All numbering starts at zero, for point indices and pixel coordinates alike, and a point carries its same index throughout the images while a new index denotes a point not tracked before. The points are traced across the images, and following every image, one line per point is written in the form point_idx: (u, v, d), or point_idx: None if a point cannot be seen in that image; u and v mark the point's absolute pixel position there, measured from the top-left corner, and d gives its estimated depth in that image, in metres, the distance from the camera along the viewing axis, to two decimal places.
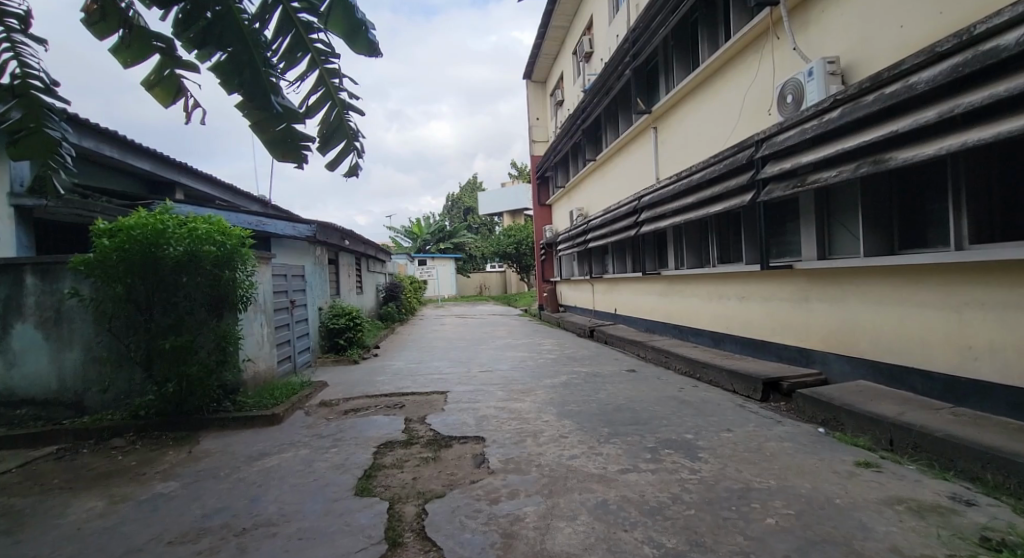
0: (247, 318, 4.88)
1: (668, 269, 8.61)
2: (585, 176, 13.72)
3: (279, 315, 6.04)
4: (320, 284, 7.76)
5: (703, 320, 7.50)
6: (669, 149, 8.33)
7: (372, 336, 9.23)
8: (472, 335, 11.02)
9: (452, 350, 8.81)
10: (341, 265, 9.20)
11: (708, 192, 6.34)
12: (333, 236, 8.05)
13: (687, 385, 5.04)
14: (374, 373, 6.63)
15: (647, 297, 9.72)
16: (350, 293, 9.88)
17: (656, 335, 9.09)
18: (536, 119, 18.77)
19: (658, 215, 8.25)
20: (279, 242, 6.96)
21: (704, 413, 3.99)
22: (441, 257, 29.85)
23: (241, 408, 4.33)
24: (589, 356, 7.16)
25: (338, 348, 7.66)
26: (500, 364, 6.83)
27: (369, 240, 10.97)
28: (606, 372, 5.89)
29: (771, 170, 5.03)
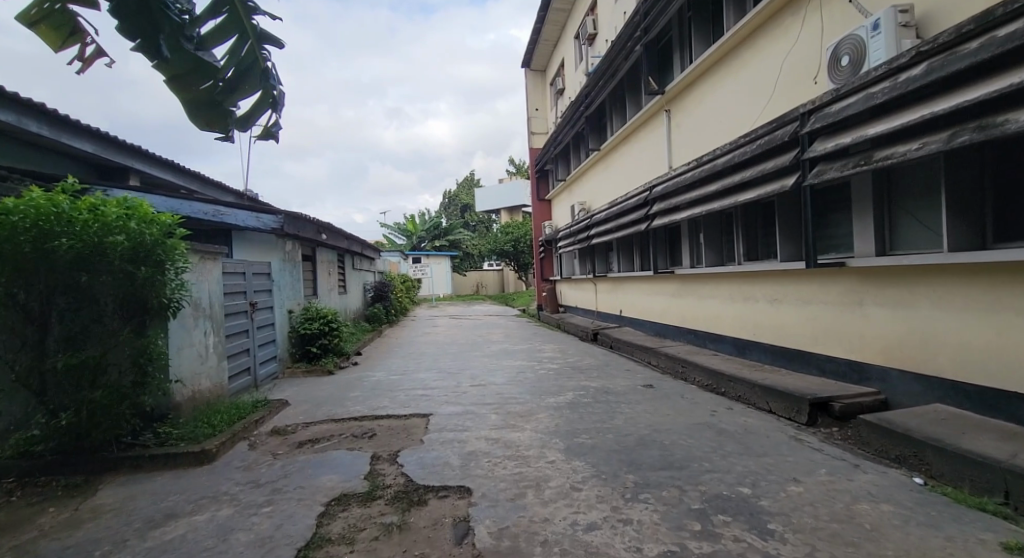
0: (182, 326, 3.98)
1: (682, 268, 7.74)
2: (587, 168, 12.84)
3: (235, 321, 5.16)
4: (292, 285, 6.86)
5: (725, 325, 6.64)
6: (684, 134, 7.45)
7: (354, 341, 8.35)
8: (466, 339, 10.15)
9: (442, 357, 7.94)
10: (319, 262, 8.31)
11: (736, 178, 5.46)
12: (307, 229, 7.16)
13: (719, 408, 4.18)
14: (349, 388, 5.73)
15: (657, 298, 8.87)
16: (330, 293, 8.98)
17: (668, 340, 8.23)
18: (535, 111, 17.90)
19: (671, 207, 7.37)
20: (240, 235, 6.07)
21: (753, 450, 3.12)
22: (437, 255, 28.97)
23: (165, 440, 3.46)
24: (596, 367, 6.29)
25: (311, 357, 6.77)
26: (495, 376, 5.95)
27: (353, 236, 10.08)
28: (618, 388, 5.01)
29: (822, 147, 4.15)
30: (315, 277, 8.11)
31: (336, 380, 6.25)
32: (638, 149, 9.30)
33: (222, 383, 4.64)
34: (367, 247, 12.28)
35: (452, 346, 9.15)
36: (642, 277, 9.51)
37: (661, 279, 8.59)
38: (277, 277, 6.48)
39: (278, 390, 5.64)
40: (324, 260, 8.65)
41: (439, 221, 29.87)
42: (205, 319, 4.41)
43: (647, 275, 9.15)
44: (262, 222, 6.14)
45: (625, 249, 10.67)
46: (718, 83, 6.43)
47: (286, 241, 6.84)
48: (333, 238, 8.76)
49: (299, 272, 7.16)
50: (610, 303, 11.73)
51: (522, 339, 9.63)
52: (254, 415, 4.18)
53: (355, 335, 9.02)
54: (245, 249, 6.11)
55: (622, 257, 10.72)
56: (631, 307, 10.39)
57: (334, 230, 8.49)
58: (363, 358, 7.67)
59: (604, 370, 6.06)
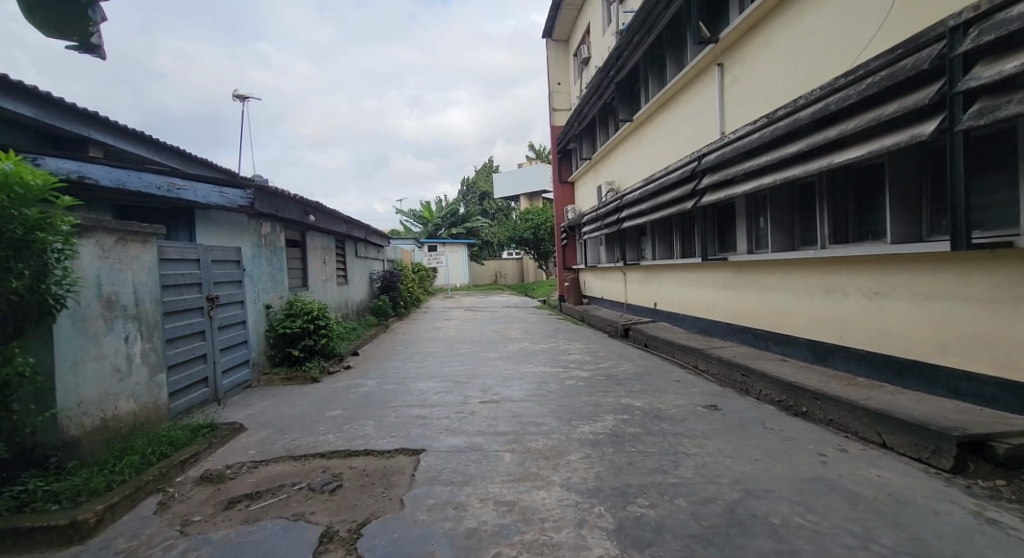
0: (77, 332, 2.90)
1: (738, 254, 6.44)
2: (616, 143, 11.48)
3: (184, 320, 4.12)
4: (271, 275, 5.80)
5: (798, 324, 5.35)
6: (743, 88, 6.09)
7: (349, 341, 7.29)
8: (480, 335, 9.03)
9: (451, 358, 6.84)
10: (309, 249, 7.25)
11: (830, 133, 4.11)
12: (288, 208, 6.07)
13: (828, 450, 2.94)
14: (330, 402, 4.63)
15: (703, 290, 7.59)
16: (325, 285, 7.91)
17: (717, 341, 6.95)
18: (558, 85, 16.50)
19: (726, 178, 6.04)
20: (204, 214, 5.00)
21: (933, 550, 1.88)
22: (453, 244, 27.92)
23: (28, 504, 2.37)
24: (635, 376, 5.08)
25: (294, 361, 5.72)
26: (511, 388, 4.81)
27: (352, 219, 8.99)
28: (672, 411, 3.81)
29: (988, 73, 2.81)
30: (304, 265, 7.06)
31: (318, 390, 5.16)
32: (681, 114, 7.95)
33: (158, 403, 3.59)
34: (372, 232, 11.20)
35: (463, 345, 8.03)
36: (684, 266, 8.21)
37: (710, 267, 7.30)
38: (250, 265, 5.42)
39: (242, 405, 4.57)
40: (316, 245, 7.60)
41: (456, 207, 28.90)
42: (126, 320, 3.34)
43: (690, 263, 7.87)
44: (227, 198, 5.05)
45: (662, 234, 9.37)
46: (797, 16, 5.04)
47: (264, 222, 5.77)
48: (327, 221, 7.68)
49: (281, 259, 6.11)
50: (643, 295, 10.46)
51: (543, 337, 8.46)
52: (186, 452, 3.09)
53: (352, 333, 7.98)
54: (210, 230, 5.04)
55: (658, 242, 9.41)
56: (668, 300, 9.13)
57: (328, 210, 7.39)
58: (358, 361, 6.60)
59: (648, 382, 4.86)
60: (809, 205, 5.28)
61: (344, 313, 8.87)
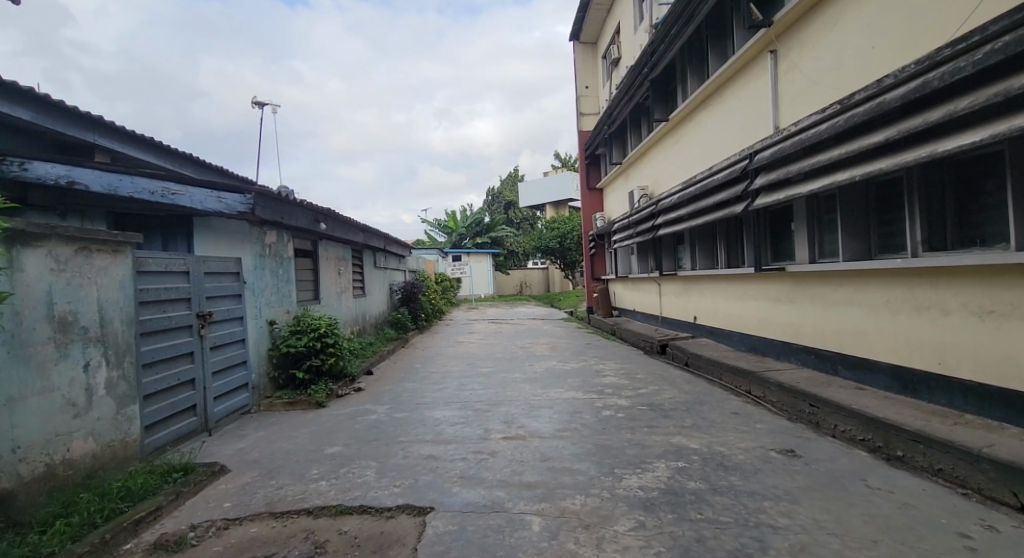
0: (13, 360, 2.39)
1: (798, 263, 5.66)
2: (650, 144, 10.75)
3: (168, 341, 3.63)
4: (276, 288, 5.31)
5: (879, 346, 4.55)
6: (804, 74, 5.33)
7: (361, 359, 6.76)
8: (505, 352, 8.39)
9: (473, 379, 6.22)
10: (321, 259, 6.76)
11: (931, 116, 3.35)
12: (295, 215, 5.57)
13: (971, 529, 2.17)
14: (332, 434, 4.05)
15: (754, 305, 6.80)
16: (340, 297, 7.44)
17: (772, 364, 6.12)
18: (586, 88, 15.91)
19: (785, 177, 5.27)
20: (202, 222, 4.53)
21: None
22: (478, 253, 27.45)
23: None
24: (685, 408, 4.35)
25: (299, 383, 5.19)
26: (539, 420, 4.14)
27: (370, 227, 8.50)
28: (739, 459, 3.09)
29: None
30: (315, 276, 6.59)
31: (322, 418, 4.59)
32: (726, 109, 7.19)
33: (126, 440, 3.07)
34: (393, 241, 10.72)
35: (486, 363, 7.40)
36: (730, 276, 7.42)
37: (764, 278, 6.50)
38: (251, 278, 4.93)
39: (235, 437, 4.04)
40: (329, 254, 7.11)
41: (482, 217, 28.49)
42: (86, 344, 2.85)
43: (738, 274, 7.09)
44: (225, 204, 4.55)
45: (704, 242, 8.59)
46: None
47: (269, 231, 5.28)
48: (342, 230, 7.22)
49: (287, 270, 5.62)
50: (683, 308, 9.65)
51: (573, 355, 7.77)
52: (145, 508, 2.55)
53: (366, 350, 7.45)
54: (208, 240, 4.55)
55: (699, 251, 8.63)
56: (711, 315, 8.33)
57: (342, 217, 6.92)
58: (370, 383, 6.04)
59: (701, 414, 4.13)
60: (890, 207, 4.51)
61: (359, 327, 8.37)
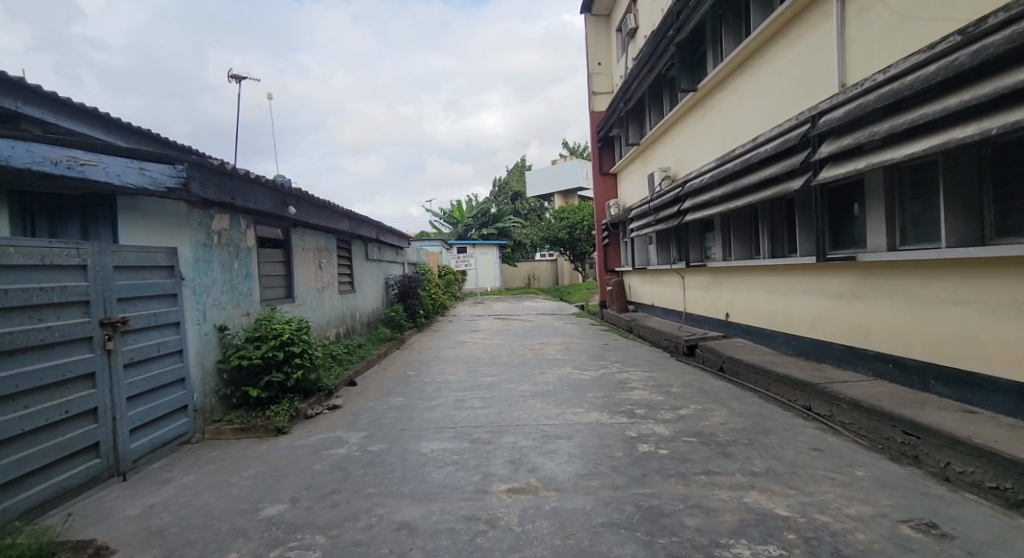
0: None
1: (873, 252, 4.61)
2: (674, 120, 9.60)
3: (48, 360, 2.66)
4: (228, 285, 4.30)
5: (1000, 357, 3.50)
6: (884, 11, 4.22)
7: (342, 369, 5.75)
8: (512, 355, 7.39)
9: (474, 391, 5.22)
10: (294, 249, 5.75)
11: None
12: (254, 196, 4.55)
13: None
14: (281, 479, 3.04)
15: (810, 302, 5.72)
16: (320, 293, 6.46)
17: (836, 375, 5.02)
18: (598, 65, 14.79)
19: (867, 141, 4.16)
20: (127, 202, 3.52)
21: None
22: (484, 244, 26.46)
23: None
24: (747, 442, 3.31)
25: (256, 403, 4.19)
26: (557, 460, 3.12)
27: (358, 214, 7.47)
28: (861, 544, 2.06)
29: None
30: (285, 269, 5.59)
31: (274, 452, 3.56)
32: (775, 68, 6.05)
33: None
34: (388, 230, 9.68)
35: (489, 370, 6.37)
36: (777, 268, 6.31)
37: (826, 269, 5.39)
38: (193, 274, 3.90)
39: (151, 485, 3.03)
40: (306, 244, 6.11)
41: (488, 207, 27.46)
42: None
43: (787, 265, 6.03)
44: (150, 178, 3.45)
45: (741, 228, 7.48)
46: None
47: (219, 214, 4.24)
48: (319, 216, 6.21)
49: (245, 263, 4.60)
50: (714, 304, 8.54)
51: (591, 359, 6.74)
52: None
53: (351, 358, 6.44)
54: (136, 224, 3.54)
55: (734, 238, 7.52)
56: (750, 312, 7.23)
57: (321, 201, 5.91)
58: (348, 398, 5.02)
59: (773, 453, 3.08)
60: (1018, 176, 3.44)
61: (344, 328, 7.40)
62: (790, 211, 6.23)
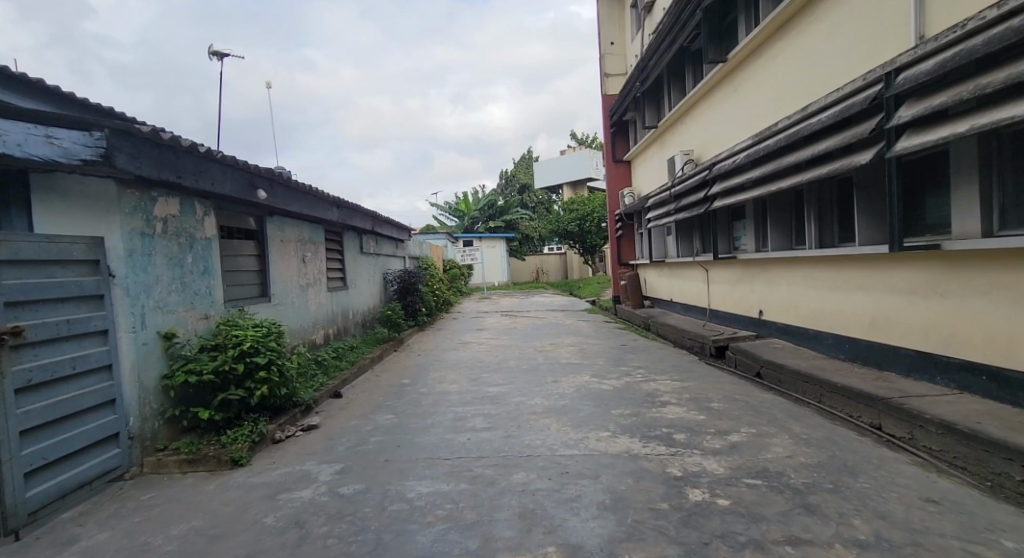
0: None
1: (961, 239, 3.77)
2: (701, 96, 8.73)
3: None
4: (177, 283, 3.54)
5: None
6: None
7: (325, 380, 5.01)
8: (521, 359, 6.64)
9: (477, 406, 4.47)
10: (269, 240, 4.99)
11: None
12: (211, 175, 3.79)
13: None
14: (215, 541, 2.29)
15: (871, 300, 4.90)
16: (304, 291, 5.72)
17: (909, 387, 4.19)
18: (610, 45, 13.98)
19: (966, 98, 3.30)
20: (42, 179, 2.73)
21: None
22: (491, 238, 25.71)
23: None
24: (832, 487, 2.52)
25: (212, 427, 3.45)
26: (583, 515, 2.36)
27: (349, 201, 6.73)
28: None
29: None
30: (258, 263, 4.85)
31: (220, 495, 2.80)
32: (830, 25, 5.17)
33: None
34: (385, 221, 8.94)
35: (495, 377, 5.60)
36: (830, 259, 5.47)
37: (894, 261, 4.57)
38: (129, 271, 3.15)
39: (44, 548, 2.28)
40: (285, 235, 5.35)
41: (495, 199, 26.67)
42: None
43: (841, 256, 5.21)
44: (61, 147, 2.65)
45: (779, 214, 6.65)
46: None
47: (165, 198, 3.47)
48: (300, 203, 5.44)
49: (202, 257, 3.85)
50: (747, 301, 7.71)
51: (610, 365, 5.96)
52: None
53: (339, 365, 5.69)
54: (56, 209, 2.79)
55: (772, 226, 6.69)
56: (792, 310, 6.39)
57: (300, 185, 5.14)
58: (326, 414, 4.26)
59: (876, 508, 2.28)
60: None
61: (334, 329, 6.67)
62: (847, 193, 5.38)
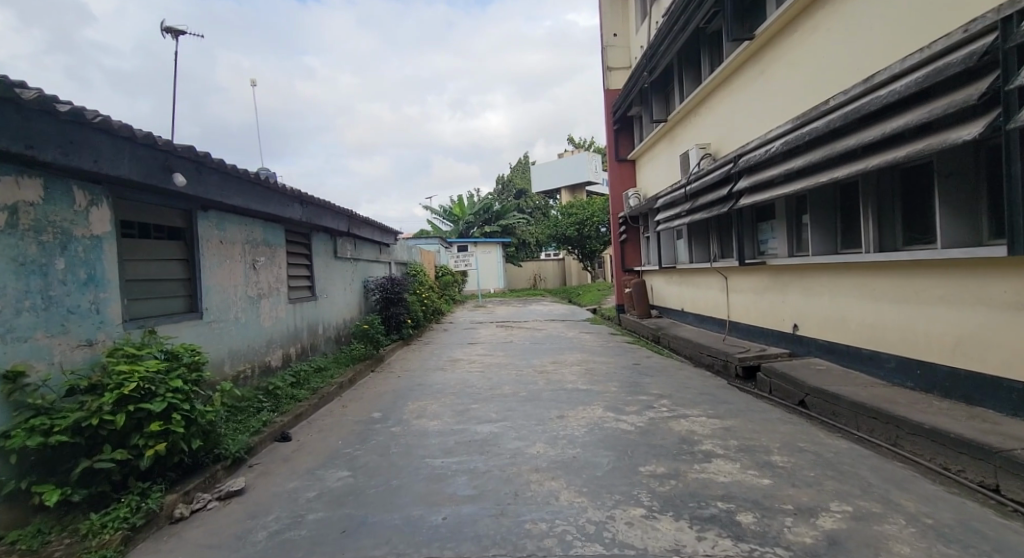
0: None
1: None
2: (720, 83, 7.78)
3: None
4: (32, 300, 2.50)
5: None
6: None
7: (270, 419, 3.97)
8: (518, 384, 5.59)
9: (461, 456, 3.42)
10: (201, 241, 3.95)
11: None
12: (95, 148, 2.74)
13: None
14: None
15: (965, 317, 3.90)
16: (252, 305, 4.68)
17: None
18: (613, 36, 13.12)
19: None
20: None
21: None
22: (486, 243, 24.71)
23: None
24: None
25: (73, 507, 2.38)
26: None
27: (315, 198, 5.70)
28: None
29: None
30: (184, 269, 3.79)
31: None
32: None
33: None
34: (364, 222, 7.93)
35: (486, 411, 4.55)
36: (903, 266, 4.48)
37: (1000, 268, 3.58)
38: None
39: None
40: (226, 236, 4.31)
41: (490, 203, 25.69)
42: None
43: (921, 261, 4.23)
44: None
45: (822, 213, 5.69)
46: None
47: (15, 177, 2.43)
48: (245, 195, 4.39)
49: (83, 261, 2.82)
50: (778, 314, 6.72)
51: (625, 393, 4.95)
52: None
53: (296, 395, 4.64)
54: None
55: (814, 227, 5.72)
56: (845, 327, 5.38)
57: (243, 172, 4.10)
58: (260, 471, 3.21)
59: None
60: None
61: (298, 347, 5.65)
62: (921, 185, 4.42)
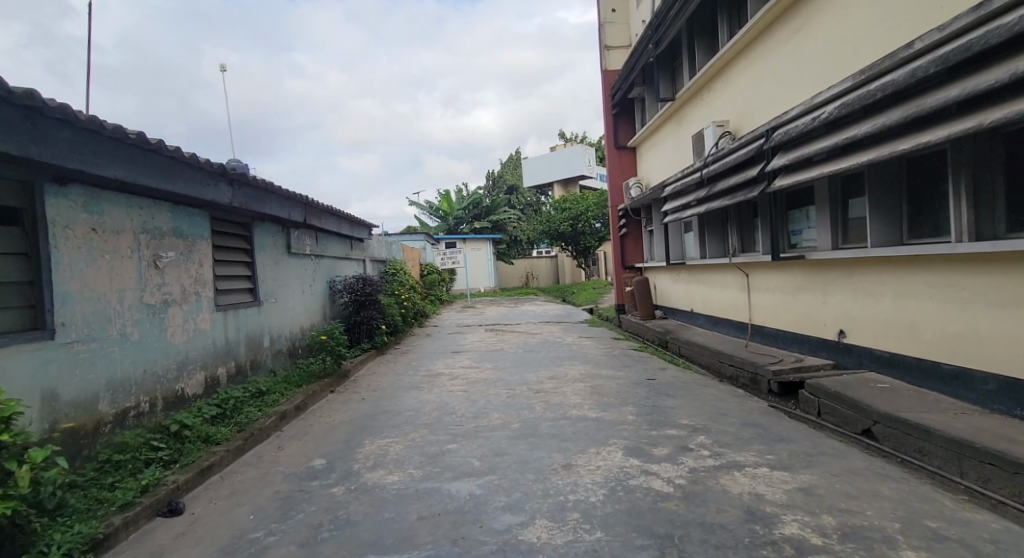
0: None
1: None
2: (745, 47, 6.68)
3: None
4: None
5: None
6: None
7: (156, 481, 2.80)
8: (509, 411, 4.43)
9: (423, 544, 2.27)
10: (52, 229, 2.74)
11: None
12: None
13: None
14: None
15: None
16: (152, 315, 3.49)
17: None
18: (611, 12, 11.99)
19: None
20: None
21: None
22: (476, 240, 23.53)
23: None
24: None
25: None
26: None
27: (250, 178, 4.49)
28: None
29: None
30: (21, 268, 2.59)
31: None
32: None
33: None
34: (327, 211, 6.71)
35: (466, 456, 3.40)
36: (1016, 259, 3.39)
37: None
38: None
39: None
40: (103, 222, 3.11)
41: (480, 198, 24.50)
42: None
43: None
44: None
45: (884, 196, 4.61)
46: None
47: None
48: (132, 166, 3.19)
49: None
50: (818, 318, 5.64)
51: (647, 426, 3.85)
52: None
53: (212, 436, 3.48)
54: None
55: (873, 213, 4.65)
56: (917, 337, 4.30)
57: (119, 132, 2.90)
58: None
59: None
60: None
61: (230, 366, 4.48)
62: None
